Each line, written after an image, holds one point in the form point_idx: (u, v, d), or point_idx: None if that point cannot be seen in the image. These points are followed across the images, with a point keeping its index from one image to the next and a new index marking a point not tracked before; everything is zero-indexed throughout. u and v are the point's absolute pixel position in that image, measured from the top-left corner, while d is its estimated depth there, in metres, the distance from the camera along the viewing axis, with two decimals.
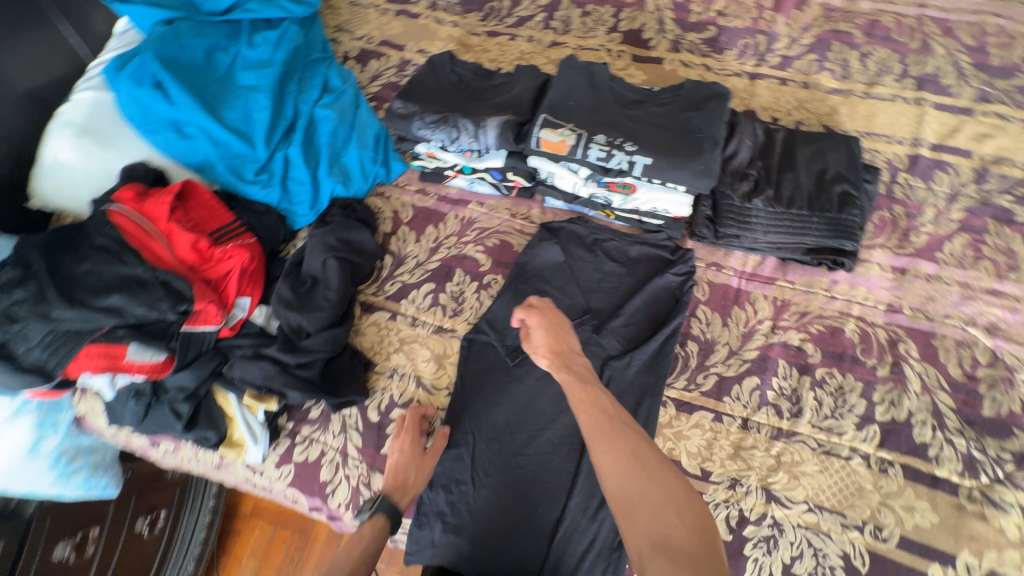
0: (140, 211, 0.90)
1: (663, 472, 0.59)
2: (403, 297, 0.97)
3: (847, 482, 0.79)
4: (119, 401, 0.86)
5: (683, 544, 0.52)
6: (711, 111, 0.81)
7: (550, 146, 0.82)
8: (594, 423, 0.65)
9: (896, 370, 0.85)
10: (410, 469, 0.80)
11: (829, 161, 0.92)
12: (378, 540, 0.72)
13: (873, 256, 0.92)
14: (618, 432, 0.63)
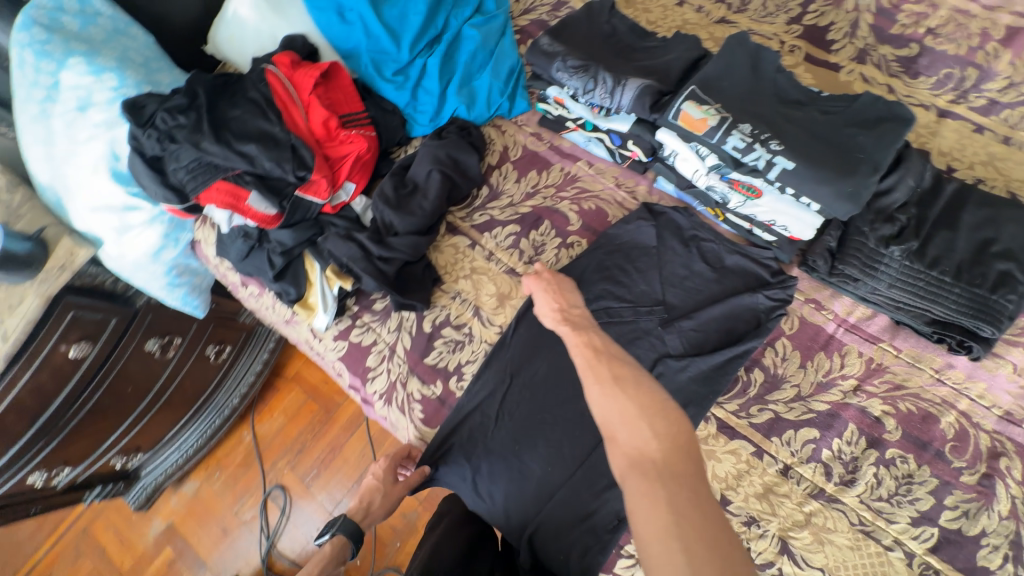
0: (290, 78, 0.97)
1: (647, 392, 0.61)
2: (487, 230, 0.99)
3: (877, 571, 0.72)
4: (229, 237, 0.97)
5: (656, 456, 0.54)
6: (883, 133, 0.71)
7: (688, 121, 0.76)
8: (582, 355, 0.68)
9: (985, 483, 0.74)
10: (377, 494, 0.92)
11: (1004, 232, 0.78)
12: (336, 551, 0.85)
13: (1009, 353, 0.79)
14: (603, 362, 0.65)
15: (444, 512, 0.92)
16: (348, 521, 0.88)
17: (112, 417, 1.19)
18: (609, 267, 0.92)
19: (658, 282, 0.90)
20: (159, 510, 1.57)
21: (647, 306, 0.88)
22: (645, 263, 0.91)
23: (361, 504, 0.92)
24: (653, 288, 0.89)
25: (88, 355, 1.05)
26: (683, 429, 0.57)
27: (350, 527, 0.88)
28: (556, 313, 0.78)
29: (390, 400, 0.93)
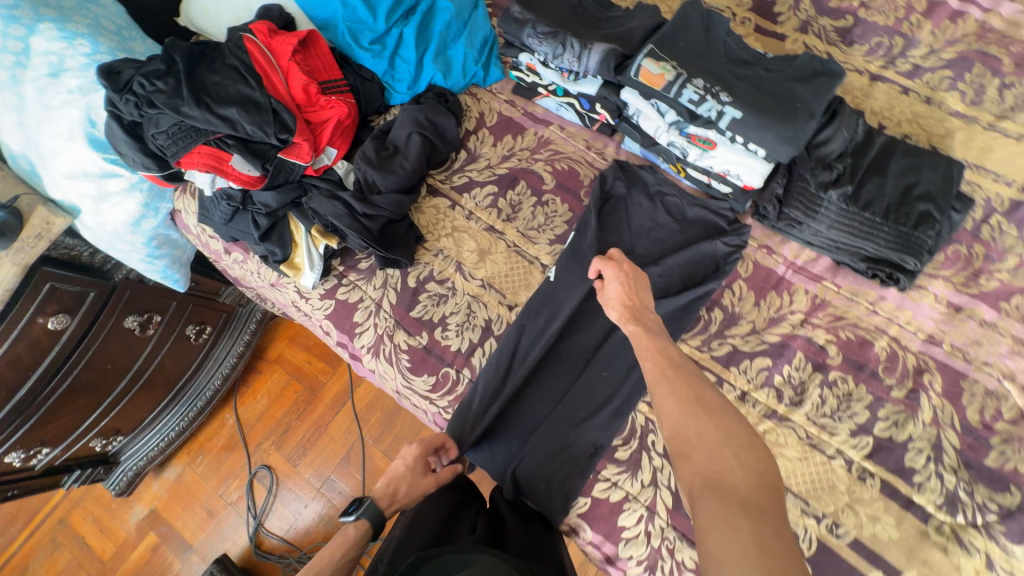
0: (268, 45, 0.99)
1: (730, 421, 0.60)
2: (467, 191, 1.05)
3: (821, 476, 0.82)
4: (213, 200, 1.00)
5: (740, 489, 0.53)
6: (818, 86, 0.81)
7: (648, 78, 0.85)
8: (658, 372, 0.68)
9: (912, 396, 0.84)
10: (404, 481, 0.85)
11: (923, 178, 0.89)
12: (359, 538, 0.79)
13: (932, 285, 0.90)
14: (681, 381, 0.66)
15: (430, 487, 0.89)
16: (373, 504, 0.82)
17: (86, 398, 1.17)
18: (582, 220, 0.98)
19: (627, 233, 0.97)
20: (141, 495, 1.56)
21: (618, 256, 0.96)
22: (615, 218, 0.98)
23: (388, 488, 0.85)
24: (623, 239, 0.97)
25: (66, 328, 1.05)
26: (770, 469, 0.56)
27: (374, 512, 0.82)
28: (627, 304, 0.81)
29: (377, 353, 0.97)
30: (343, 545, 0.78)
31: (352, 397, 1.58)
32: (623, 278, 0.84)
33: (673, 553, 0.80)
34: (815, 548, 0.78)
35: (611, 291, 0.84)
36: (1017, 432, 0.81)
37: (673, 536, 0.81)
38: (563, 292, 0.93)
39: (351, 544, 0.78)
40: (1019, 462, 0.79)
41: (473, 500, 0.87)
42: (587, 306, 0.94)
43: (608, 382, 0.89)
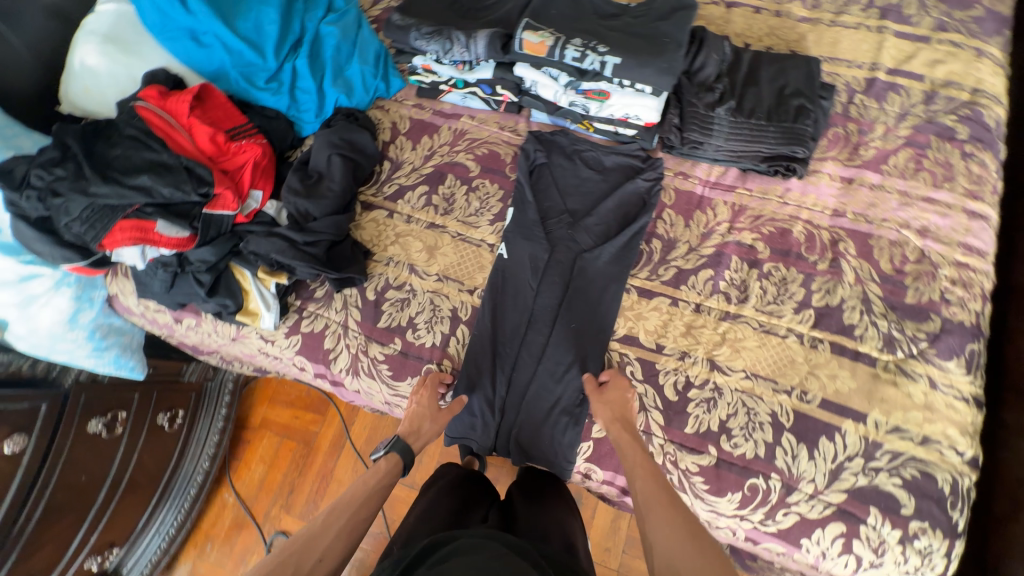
0: (163, 108, 0.99)
1: (717, 559, 0.64)
2: (400, 197, 1.08)
3: (782, 355, 0.91)
4: (148, 272, 0.99)
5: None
6: (677, 20, 0.91)
7: (532, 48, 0.92)
8: (644, 488, 0.75)
9: (834, 264, 0.95)
10: (425, 420, 0.89)
11: (790, 78, 1.01)
12: (393, 472, 0.83)
13: (824, 167, 1.02)
14: (665, 497, 0.73)
15: (439, 475, 0.94)
16: (402, 441, 0.86)
17: (68, 518, 1.10)
18: (515, 194, 1.04)
19: (558, 197, 1.03)
20: None
21: (556, 220, 1.02)
22: (545, 186, 1.05)
23: (412, 426, 0.89)
24: (556, 203, 1.03)
25: (26, 448, 0.98)
26: None
27: (405, 446, 0.86)
28: (621, 415, 0.85)
29: (357, 371, 0.98)
30: (378, 476, 0.81)
31: (349, 436, 1.56)
32: (614, 396, 0.88)
33: (677, 463, 0.88)
34: (793, 418, 0.87)
35: (604, 404, 0.87)
36: (923, 269, 0.93)
37: (672, 448, 0.89)
38: (516, 267, 1.00)
39: (386, 479, 0.81)
40: (931, 292, 0.92)
41: (482, 496, 0.90)
42: (541, 270, 0.99)
43: (577, 333, 0.95)
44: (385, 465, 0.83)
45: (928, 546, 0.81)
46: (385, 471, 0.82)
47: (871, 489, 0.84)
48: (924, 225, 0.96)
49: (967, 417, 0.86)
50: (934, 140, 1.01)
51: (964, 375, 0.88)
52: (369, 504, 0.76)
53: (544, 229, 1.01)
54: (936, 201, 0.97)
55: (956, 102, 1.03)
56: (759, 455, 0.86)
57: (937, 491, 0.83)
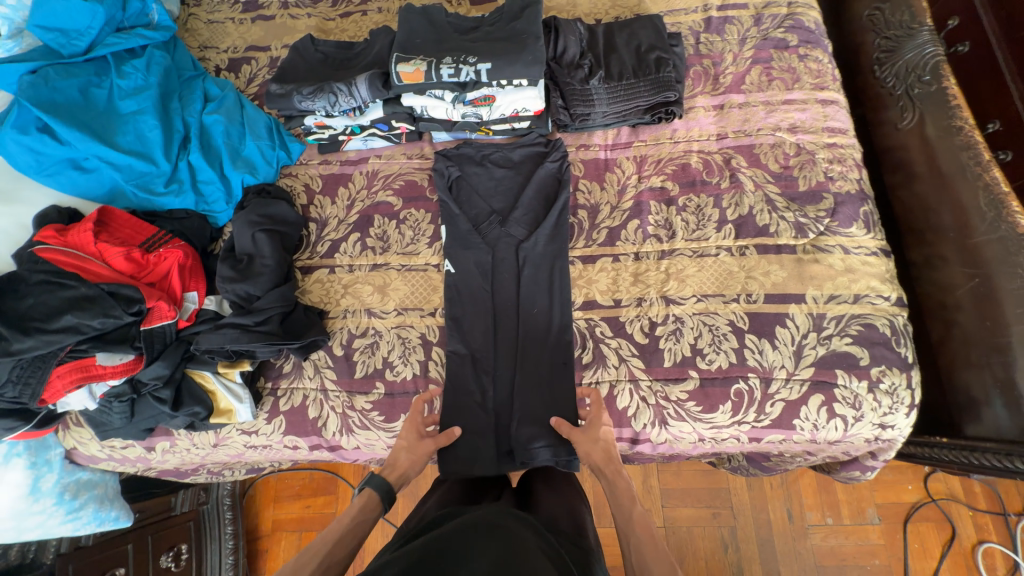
0: (66, 243, 0.96)
1: None
2: (336, 251, 1.10)
3: (720, 271, 1.00)
4: (103, 409, 0.94)
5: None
6: (528, 16, 1.01)
7: (409, 77, 0.98)
8: (634, 535, 0.75)
9: (734, 179, 1.07)
10: (405, 451, 0.88)
11: (641, 37, 1.13)
12: (367, 511, 0.80)
13: (697, 102, 1.14)
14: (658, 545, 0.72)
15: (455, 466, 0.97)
16: (378, 476, 0.83)
17: None
18: (443, 212, 1.09)
19: (482, 202, 1.09)
20: None
21: (489, 224, 1.07)
22: (468, 196, 1.10)
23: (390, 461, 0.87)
24: (482, 208, 1.09)
25: None
26: None
27: (380, 482, 0.82)
28: (611, 452, 0.86)
29: (350, 428, 0.98)
30: (354, 514, 0.78)
31: None
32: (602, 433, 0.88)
33: (669, 397, 0.95)
34: (749, 319, 0.97)
35: (594, 445, 0.87)
36: (804, 159, 1.06)
37: (660, 386, 0.95)
38: (466, 278, 1.04)
39: (360, 520, 0.78)
40: (817, 176, 1.05)
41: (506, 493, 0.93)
42: (491, 272, 1.04)
43: (541, 317, 1.01)
44: (360, 503, 0.80)
45: (892, 385, 0.92)
46: (361, 507, 0.79)
47: (831, 355, 0.94)
48: (792, 123, 1.10)
49: (881, 267, 0.99)
50: (774, 53, 1.16)
51: (866, 234, 1.01)
52: (343, 542, 0.74)
53: (480, 234, 1.07)
54: (793, 101, 1.12)
55: (780, 16, 1.19)
56: (733, 362, 0.95)
57: (881, 336, 0.94)
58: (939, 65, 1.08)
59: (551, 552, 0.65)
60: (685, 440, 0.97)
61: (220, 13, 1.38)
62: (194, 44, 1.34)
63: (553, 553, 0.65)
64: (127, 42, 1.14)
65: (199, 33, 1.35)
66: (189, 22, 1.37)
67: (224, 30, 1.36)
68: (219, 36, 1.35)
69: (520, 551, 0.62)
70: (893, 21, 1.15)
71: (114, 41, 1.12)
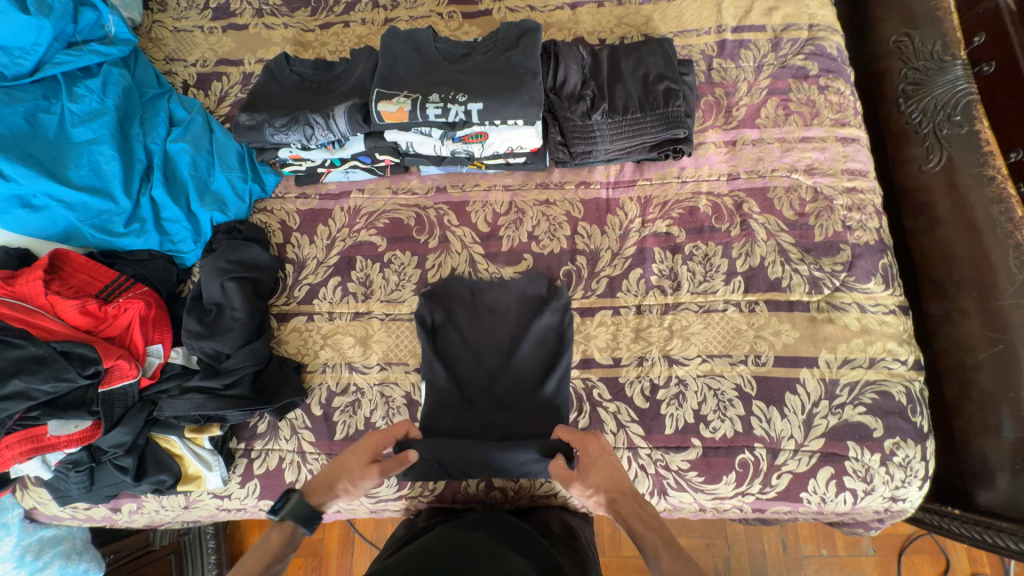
0: (14, 295, 0.87)
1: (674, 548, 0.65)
2: (314, 297, 1.02)
3: (727, 329, 0.94)
4: (60, 477, 0.87)
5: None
6: (525, 46, 0.91)
7: (391, 116, 0.88)
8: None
9: (745, 227, 0.99)
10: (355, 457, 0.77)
11: (650, 65, 1.03)
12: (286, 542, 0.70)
13: (707, 137, 1.05)
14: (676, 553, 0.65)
15: (443, 494, 0.93)
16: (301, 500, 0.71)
17: None
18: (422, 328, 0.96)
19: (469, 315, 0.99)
20: None
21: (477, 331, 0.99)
22: (456, 309, 0.99)
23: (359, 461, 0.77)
24: (475, 323, 0.99)
25: None
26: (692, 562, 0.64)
27: (303, 509, 0.71)
28: (618, 479, 0.75)
29: None
30: (275, 547, 0.68)
31: (357, 529, 1.39)
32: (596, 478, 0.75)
33: (669, 466, 0.89)
34: (756, 384, 0.90)
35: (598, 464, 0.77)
36: (820, 206, 0.99)
37: (660, 454, 0.89)
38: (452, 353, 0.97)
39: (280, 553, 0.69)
40: (834, 225, 0.98)
41: None
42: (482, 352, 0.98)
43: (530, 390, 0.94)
44: (278, 537, 0.69)
45: (906, 458, 0.87)
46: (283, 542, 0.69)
47: (843, 426, 0.88)
48: (809, 164, 1.02)
49: (899, 327, 0.92)
50: (792, 83, 1.07)
51: (885, 290, 0.94)
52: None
53: (462, 336, 0.98)
54: (811, 138, 1.03)
55: (800, 42, 1.09)
56: (738, 431, 0.89)
57: (896, 405, 0.89)
58: (971, 104, 1.00)
59: (523, 542, 0.78)
60: (685, 508, 0.93)
61: (188, 20, 1.25)
62: (159, 55, 1.22)
63: (532, 547, 0.77)
64: (80, 60, 1.02)
65: (164, 44, 1.23)
66: (154, 30, 1.25)
67: (192, 40, 1.24)
68: (187, 47, 1.23)
69: (492, 551, 0.74)
70: (923, 51, 1.07)
71: (65, 60, 1.01)
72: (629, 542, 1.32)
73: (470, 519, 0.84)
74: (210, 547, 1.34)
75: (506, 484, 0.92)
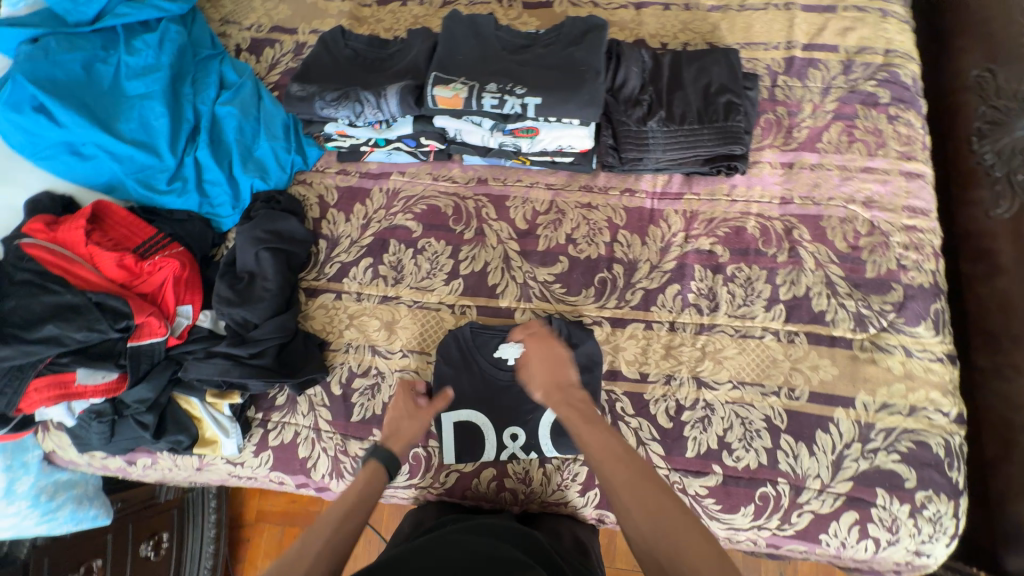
0: (55, 240, 0.88)
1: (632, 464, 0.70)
2: (345, 275, 1.01)
3: (762, 357, 0.90)
4: (82, 425, 0.88)
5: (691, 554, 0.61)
6: (590, 44, 0.88)
7: (447, 102, 0.87)
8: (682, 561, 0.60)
9: (793, 254, 0.95)
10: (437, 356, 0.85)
11: (713, 75, 0.99)
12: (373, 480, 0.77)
13: (764, 156, 1.01)
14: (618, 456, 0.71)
15: (453, 488, 0.91)
16: (383, 448, 0.80)
17: None
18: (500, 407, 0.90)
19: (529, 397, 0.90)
20: None
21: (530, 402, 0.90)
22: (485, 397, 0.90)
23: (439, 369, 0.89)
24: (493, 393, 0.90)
25: None
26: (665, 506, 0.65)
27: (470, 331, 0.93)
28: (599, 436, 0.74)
29: (341, 473, 0.92)
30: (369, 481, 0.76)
31: None
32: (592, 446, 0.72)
33: (686, 490, 0.87)
34: (787, 418, 0.87)
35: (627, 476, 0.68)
36: (876, 241, 0.94)
37: (678, 477, 0.87)
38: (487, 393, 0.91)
39: (368, 488, 0.75)
40: (888, 262, 0.93)
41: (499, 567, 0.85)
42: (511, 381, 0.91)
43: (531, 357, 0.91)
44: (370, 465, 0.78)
45: (936, 512, 0.83)
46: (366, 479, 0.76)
47: (873, 471, 0.85)
48: (868, 196, 0.97)
49: (945, 377, 0.88)
50: (860, 109, 1.02)
51: (934, 337, 0.90)
52: (353, 518, 0.70)
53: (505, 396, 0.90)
54: (874, 170, 0.99)
55: (873, 66, 1.04)
56: (762, 463, 0.86)
57: (933, 457, 0.85)
58: None
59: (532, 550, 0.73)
60: None
61: None
62: (215, 17, 1.22)
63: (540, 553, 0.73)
64: (139, 14, 1.03)
65: (221, 5, 1.23)
66: None
67: (249, 4, 1.23)
68: (243, 10, 1.22)
69: (508, 558, 0.67)
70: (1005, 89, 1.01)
71: (125, 12, 1.02)
72: (623, 555, 1.29)
73: (471, 524, 0.78)
74: (211, 538, 1.28)
75: (519, 487, 0.90)
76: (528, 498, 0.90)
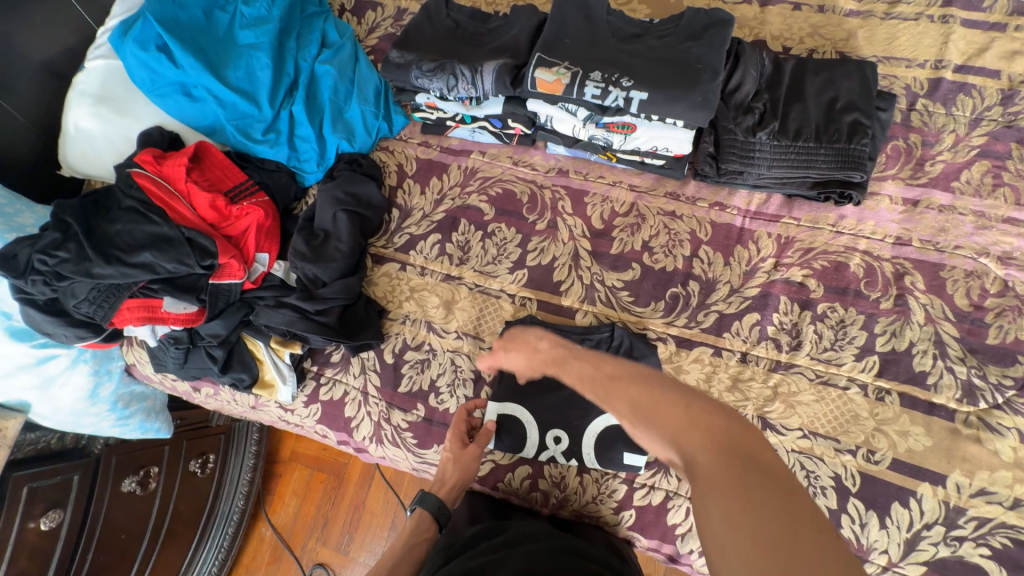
0: (161, 174, 0.94)
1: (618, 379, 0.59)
2: (412, 248, 1.01)
3: (842, 410, 0.82)
4: (161, 347, 0.95)
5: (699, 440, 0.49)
6: (710, 41, 0.81)
7: (546, 87, 0.83)
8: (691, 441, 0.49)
9: (900, 302, 0.84)
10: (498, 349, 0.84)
11: (841, 89, 0.88)
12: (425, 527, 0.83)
13: (884, 187, 0.90)
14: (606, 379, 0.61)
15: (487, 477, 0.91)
16: (430, 496, 0.84)
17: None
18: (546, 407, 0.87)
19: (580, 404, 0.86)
20: None
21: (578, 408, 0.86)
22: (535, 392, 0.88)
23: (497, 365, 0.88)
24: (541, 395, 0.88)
25: (60, 525, 0.89)
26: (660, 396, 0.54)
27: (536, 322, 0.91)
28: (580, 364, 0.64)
29: (380, 439, 0.94)
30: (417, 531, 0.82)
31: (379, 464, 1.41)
32: (570, 376, 0.65)
33: None
34: (861, 482, 0.78)
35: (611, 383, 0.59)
36: (1006, 303, 0.82)
37: None
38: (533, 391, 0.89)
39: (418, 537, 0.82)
40: (1018, 331, 0.80)
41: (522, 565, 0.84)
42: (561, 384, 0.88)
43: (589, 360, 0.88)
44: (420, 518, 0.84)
45: None
46: (412, 529, 0.82)
47: (956, 561, 0.74)
48: (1006, 251, 0.84)
49: None
50: (1015, 149, 0.88)
51: None
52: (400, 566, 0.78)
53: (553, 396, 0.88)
54: (1019, 221, 0.85)
55: None
56: None
57: None
58: None
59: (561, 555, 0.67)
60: None
61: None
62: None
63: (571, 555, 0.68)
64: None
65: None
66: None
67: None
68: None
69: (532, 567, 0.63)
70: None
71: None
72: None
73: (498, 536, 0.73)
74: (248, 467, 1.35)
75: (553, 490, 0.88)
76: (560, 504, 0.88)
